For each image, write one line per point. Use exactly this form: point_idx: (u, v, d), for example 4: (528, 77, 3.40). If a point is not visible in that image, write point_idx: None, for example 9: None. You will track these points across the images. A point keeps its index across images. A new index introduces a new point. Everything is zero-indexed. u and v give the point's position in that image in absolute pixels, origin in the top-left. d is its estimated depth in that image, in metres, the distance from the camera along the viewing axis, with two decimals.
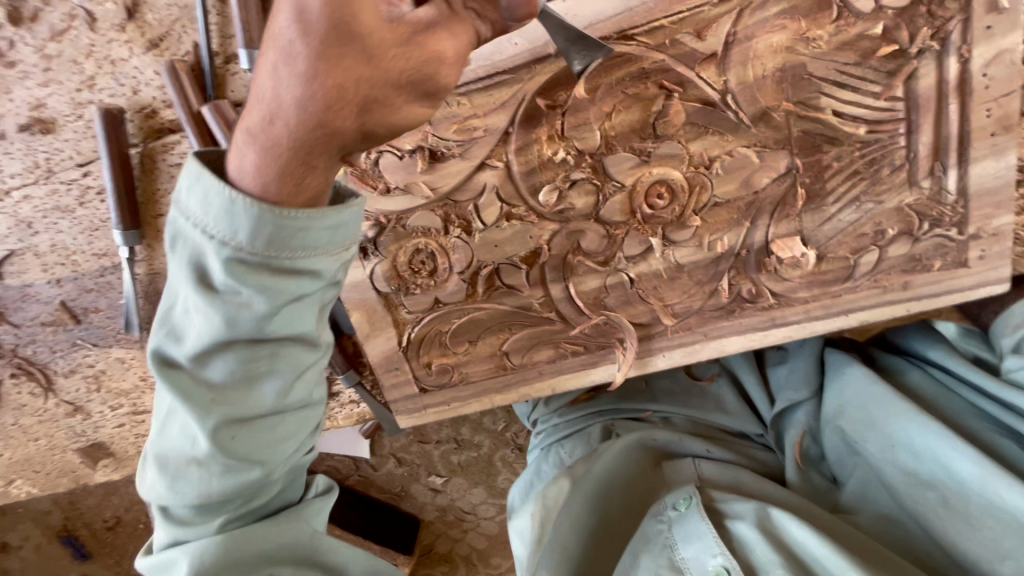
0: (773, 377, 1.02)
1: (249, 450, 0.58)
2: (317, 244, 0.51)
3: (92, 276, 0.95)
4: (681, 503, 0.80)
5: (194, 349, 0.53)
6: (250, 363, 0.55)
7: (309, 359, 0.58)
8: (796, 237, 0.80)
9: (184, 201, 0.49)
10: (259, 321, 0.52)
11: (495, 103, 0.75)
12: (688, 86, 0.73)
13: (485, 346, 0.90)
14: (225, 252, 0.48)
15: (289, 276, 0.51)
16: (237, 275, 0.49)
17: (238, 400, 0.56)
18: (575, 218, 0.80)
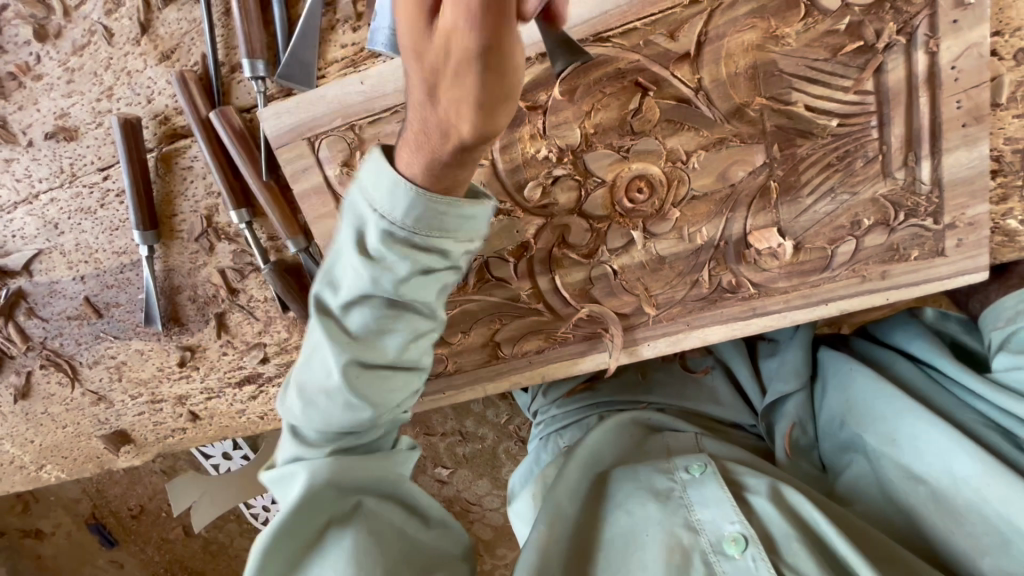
0: (765, 369, 1.05)
1: (374, 394, 0.72)
2: (450, 231, 0.64)
3: (113, 273, 1.02)
4: (695, 467, 0.82)
5: (347, 303, 0.70)
6: (382, 319, 0.70)
7: (426, 325, 0.72)
8: (773, 229, 0.82)
9: (364, 182, 0.63)
10: (398, 288, 0.67)
11: None
12: (663, 84, 0.76)
13: (477, 336, 0.94)
14: (386, 229, 0.64)
15: (423, 252, 0.65)
16: (390, 249, 0.64)
17: (374, 348, 0.71)
18: (559, 213, 0.84)
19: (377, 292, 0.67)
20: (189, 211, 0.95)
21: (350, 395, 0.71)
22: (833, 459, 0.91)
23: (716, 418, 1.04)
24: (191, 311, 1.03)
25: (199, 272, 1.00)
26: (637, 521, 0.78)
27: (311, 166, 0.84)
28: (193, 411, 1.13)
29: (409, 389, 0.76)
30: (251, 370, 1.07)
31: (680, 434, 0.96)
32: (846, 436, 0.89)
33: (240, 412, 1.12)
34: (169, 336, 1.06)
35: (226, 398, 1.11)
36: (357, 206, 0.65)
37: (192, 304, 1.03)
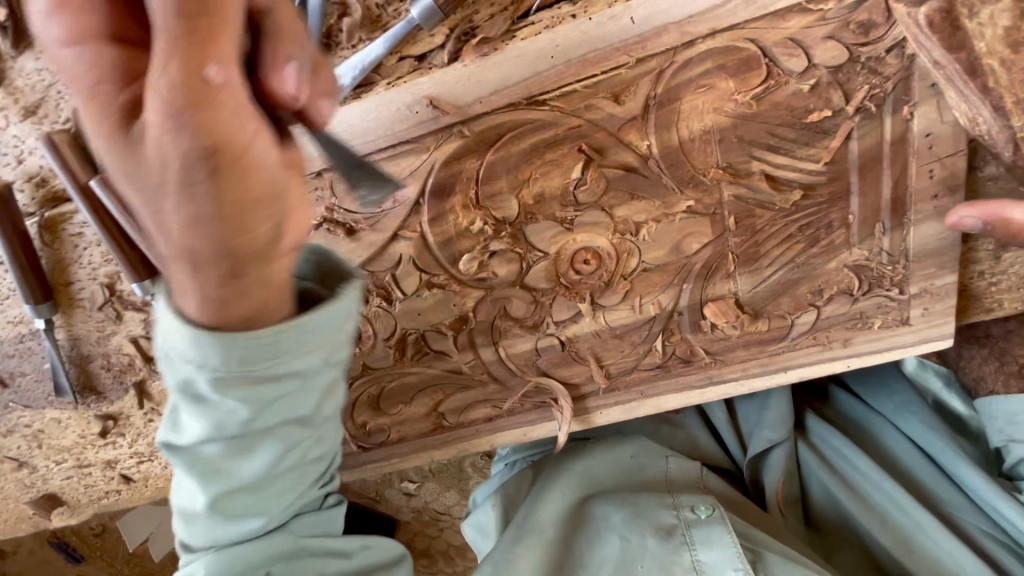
0: (744, 416, 1.05)
1: (265, 483, 0.71)
2: (271, 362, 0.57)
3: (12, 342, 0.92)
4: (701, 508, 0.88)
5: (220, 428, 0.63)
6: (234, 446, 0.66)
7: (300, 435, 0.69)
8: (731, 299, 0.76)
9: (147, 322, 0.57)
10: (256, 411, 0.62)
11: (402, 173, 0.69)
12: (608, 151, 0.67)
13: (419, 406, 0.88)
14: (206, 375, 0.56)
15: (263, 385, 0.59)
16: (222, 392, 0.58)
17: (247, 459, 0.67)
18: (499, 285, 0.76)
19: (246, 418, 0.62)
20: (87, 278, 0.85)
21: (235, 496, 0.70)
22: (819, 515, 0.97)
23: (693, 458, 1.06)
24: (106, 378, 0.94)
25: (108, 341, 0.90)
26: (633, 548, 0.86)
27: None
28: (126, 473, 1.06)
29: (305, 471, 0.75)
30: None
31: (684, 462, 1.01)
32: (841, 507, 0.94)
33: (175, 474, 1.05)
34: (86, 404, 0.97)
35: (159, 462, 1.04)
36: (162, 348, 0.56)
37: (106, 371, 0.93)
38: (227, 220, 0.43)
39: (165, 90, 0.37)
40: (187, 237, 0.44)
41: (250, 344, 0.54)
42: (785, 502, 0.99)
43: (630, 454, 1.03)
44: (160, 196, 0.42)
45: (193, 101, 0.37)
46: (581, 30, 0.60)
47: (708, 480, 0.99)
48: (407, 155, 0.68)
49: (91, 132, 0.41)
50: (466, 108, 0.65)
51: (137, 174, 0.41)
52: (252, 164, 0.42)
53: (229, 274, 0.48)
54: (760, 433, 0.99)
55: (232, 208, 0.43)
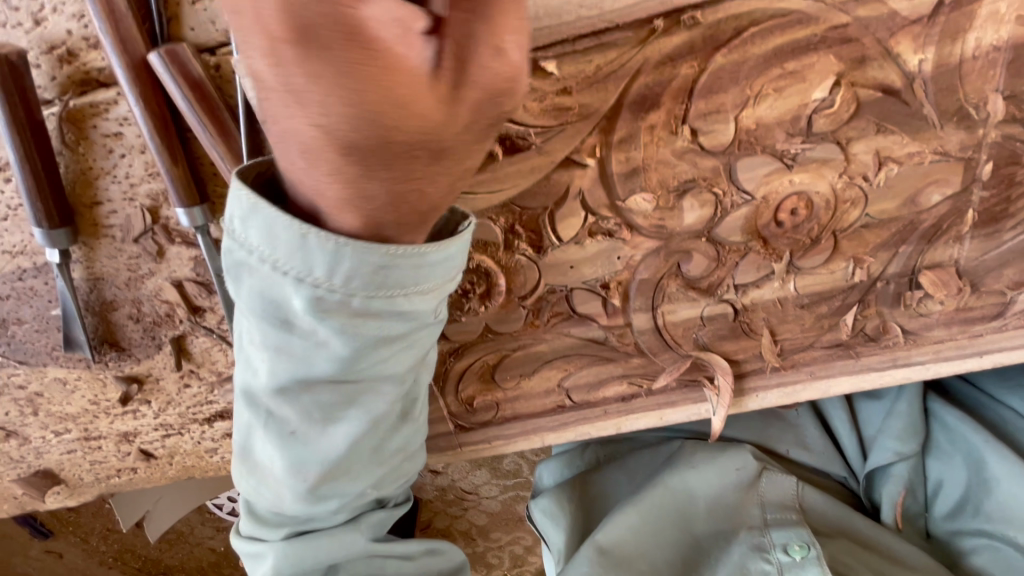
0: (866, 419, 0.93)
1: (347, 466, 0.56)
2: (376, 284, 0.45)
3: (8, 281, 0.70)
4: (795, 549, 0.80)
5: (289, 385, 0.50)
6: (323, 401, 0.51)
7: (384, 403, 0.53)
8: (950, 269, 0.63)
9: (240, 234, 0.45)
10: (350, 359, 0.48)
11: (594, 75, 0.52)
12: (869, 65, 0.51)
13: (540, 381, 0.72)
14: (308, 290, 0.44)
15: (362, 318, 0.46)
16: (319, 315, 0.45)
17: (319, 425, 0.52)
18: (680, 236, 0.61)
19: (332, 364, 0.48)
20: (120, 197, 0.64)
21: (309, 480, 0.55)
22: (947, 527, 0.85)
23: (803, 466, 0.95)
24: (136, 333, 0.74)
25: (142, 284, 0.70)
26: None
27: None
28: (146, 449, 0.87)
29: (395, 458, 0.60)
30: (225, 405, 0.82)
31: (778, 478, 0.90)
32: (976, 515, 0.82)
33: (210, 451, 0.87)
34: (103, 363, 0.76)
35: (191, 436, 0.85)
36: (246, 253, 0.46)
37: (135, 323, 0.73)
38: (412, 180, 0.41)
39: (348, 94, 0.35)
40: (342, 195, 0.41)
41: (376, 258, 0.43)
42: (903, 518, 0.88)
43: (734, 467, 0.89)
44: (336, 138, 0.37)
45: (371, 73, 0.35)
46: None
47: (806, 496, 0.88)
48: (607, 50, 0.50)
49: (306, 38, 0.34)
50: None
51: (381, 93, 0.36)
52: (480, 90, 0.37)
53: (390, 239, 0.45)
54: (885, 443, 0.87)
55: (390, 155, 0.38)
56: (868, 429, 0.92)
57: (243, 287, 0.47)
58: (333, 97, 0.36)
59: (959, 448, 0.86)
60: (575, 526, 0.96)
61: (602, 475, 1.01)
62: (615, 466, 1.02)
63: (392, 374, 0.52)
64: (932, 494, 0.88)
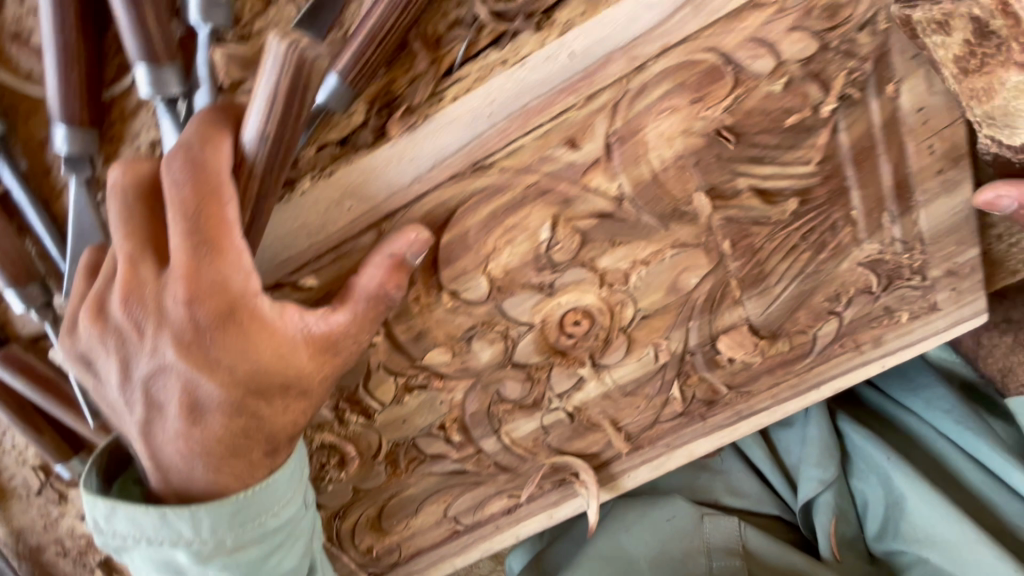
0: (787, 448, 0.98)
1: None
2: (240, 523, 0.57)
3: None
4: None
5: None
6: None
7: None
8: (744, 327, 0.68)
9: (110, 528, 0.57)
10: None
11: (344, 278, 0.59)
12: (575, 203, 0.58)
13: (427, 515, 0.77)
14: (187, 550, 0.57)
15: (239, 549, 0.58)
16: (203, 563, 0.57)
17: None
18: (487, 371, 0.67)
19: None
20: (13, 463, 0.73)
21: None
22: (880, 551, 0.87)
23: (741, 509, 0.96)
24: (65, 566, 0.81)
25: (58, 525, 0.78)
26: None
27: None
28: None
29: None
30: None
31: (719, 521, 0.91)
32: (898, 536, 0.85)
33: None
34: None
35: None
36: (126, 539, 0.57)
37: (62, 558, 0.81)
38: (250, 417, 0.55)
39: (222, 339, 0.52)
40: (185, 424, 0.54)
41: (229, 506, 0.56)
42: (840, 544, 0.88)
43: (666, 518, 0.92)
44: (211, 381, 0.53)
45: (239, 321, 0.52)
46: (515, 78, 0.52)
47: (748, 535, 0.90)
48: (348, 257, 0.58)
49: (197, 314, 0.51)
50: (405, 192, 0.56)
51: (244, 344, 0.52)
52: (312, 347, 0.54)
53: (230, 461, 0.56)
54: (809, 472, 0.90)
55: (248, 389, 0.54)
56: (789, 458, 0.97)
57: (138, 561, 0.59)
58: (213, 345, 0.52)
59: (872, 466, 0.90)
60: None
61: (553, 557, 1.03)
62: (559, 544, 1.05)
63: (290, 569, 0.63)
64: (861, 516, 0.90)
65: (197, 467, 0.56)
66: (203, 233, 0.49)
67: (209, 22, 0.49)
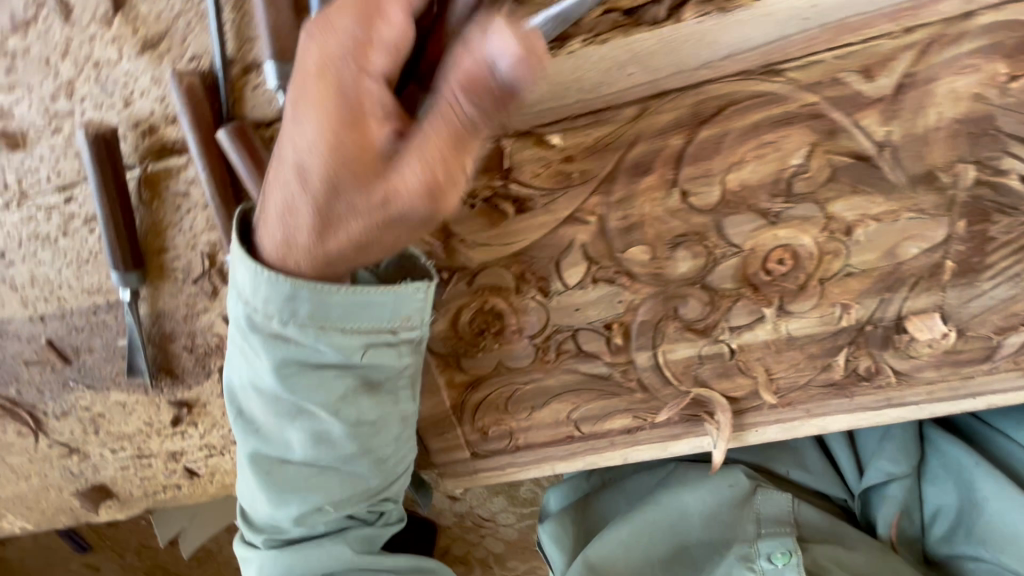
0: (863, 444, 0.92)
1: (296, 476, 0.68)
2: (302, 322, 0.59)
3: (82, 314, 0.80)
4: (777, 557, 0.83)
5: (254, 400, 0.65)
6: (278, 410, 0.65)
7: (326, 418, 0.65)
8: (935, 314, 0.67)
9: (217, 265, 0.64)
10: (287, 380, 0.62)
11: (592, 146, 0.59)
12: (839, 135, 0.57)
13: (550, 413, 0.78)
14: (246, 312, 0.60)
15: (287, 340, 0.60)
16: (254, 330, 0.60)
17: (275, 430, 0.67)
18: (676, 283, 0.67)
19: (272, 372, 0.62)
20: (184, 245, 0.74)
21: (268, 480, 0.69)
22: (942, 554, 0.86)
23: (803, 486, 0.95)
24: (189, 362, 0.83)
25: (198, 318, 0.79)
26: None
27: None
28: (191, 467, 0.95)
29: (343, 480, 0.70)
30: None
31: (775, 494, 0.90)
32: (965, 537, 0.83)
33: None
34: (160, 388, 0.86)
35: (231, 457, 0.92)
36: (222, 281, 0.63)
37: (189, 354, 0.83)
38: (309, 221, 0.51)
39: (316, 115, 0.46)
40: (274, 191, 0.52)
41: (287, 294, 0.57)
42: (899, 540, 0.88)
43: (726, 482, 0.90)
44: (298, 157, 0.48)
45: (344, 117, 0.45)
46: None
47: (800, 513, 0.89)
48: (603, 125, 0.58)
49: (313, 83, 0.46)
50: (691, 75, 0.55)
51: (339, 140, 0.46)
52: (385, 198, 0.46)
53: (289, 254, 0.54)
54: (879, 465, 0.88)
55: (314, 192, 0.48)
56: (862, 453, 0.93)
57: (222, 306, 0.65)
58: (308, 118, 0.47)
59: (946, 468, 0.87)
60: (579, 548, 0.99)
61: (603, 493, 1.03)
62: (618, 490, 1.03)
63: (326, 395, 0.63)
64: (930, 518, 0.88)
65: (270, 240, 0.55)
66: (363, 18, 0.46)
67: None
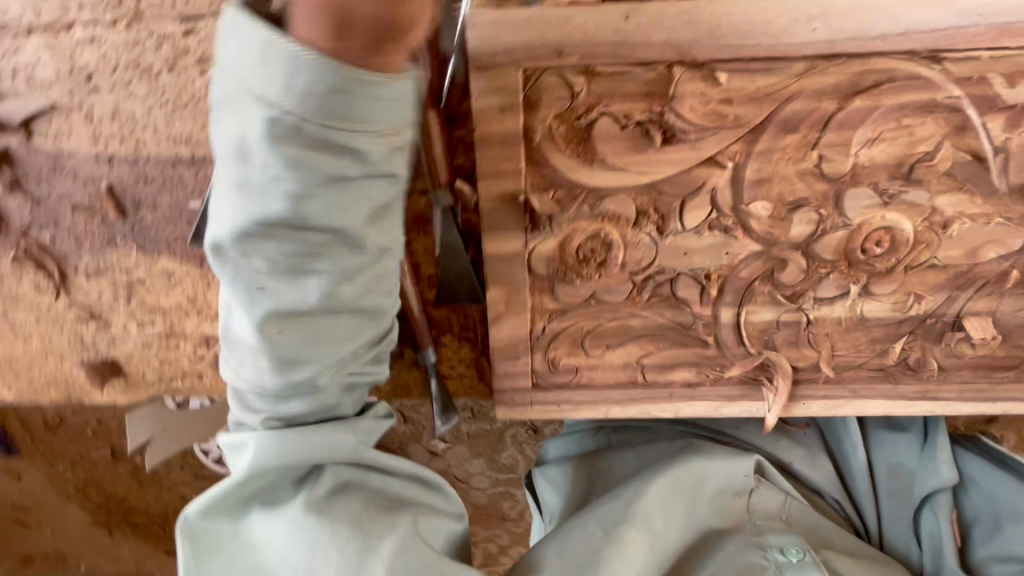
0: (883, 447, 0.95)
1: (311, 329, 0.63)
2: (351, 141, 0.55)
3: (158, 165, 0.74)
4: (791, 552, 0.82)
5: (245, 163, 0.56)
6: (298, 241, 0.58)
7: (355, 257, 0.61)
8: (988, 317, 0.75)
9: (244, 79, 0.53)
10: (300, 194, 0.55)
11: (753, 93, 0.62)
12: (967, 133, 0.64)
13: (621, 354, 0.81)
14: (275, 116, 0.53)
15: (331, 157, 0.54)
16: (276, 139, 0.53)
17: (292, 280, 0.60)
18: (782, 244, 0.71)
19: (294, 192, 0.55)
20: None
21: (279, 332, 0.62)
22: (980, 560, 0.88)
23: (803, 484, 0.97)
24: None
25: None
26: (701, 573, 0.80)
27: (512, 107, 0.63)
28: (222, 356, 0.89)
29: (272, 335, 0.62)
30: None
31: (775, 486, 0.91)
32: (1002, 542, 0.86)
33: None
34: None
35: None
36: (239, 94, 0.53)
37: None
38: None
39: None
40: None
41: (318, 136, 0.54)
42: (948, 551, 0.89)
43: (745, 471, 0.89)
44: None
45: None
46: None
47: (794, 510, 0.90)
48: (771, 75, 0.62)
49: None
50: (865, 44, 0.59)
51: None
52: None
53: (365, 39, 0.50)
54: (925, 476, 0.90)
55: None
56: (886, 459, 0.95)
57: (238, 119, 0.55)
58: None
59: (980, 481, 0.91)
60: (572, 496, 0.96)
61: (609, 453, 0.98)
62: (620, 451, 0.98)
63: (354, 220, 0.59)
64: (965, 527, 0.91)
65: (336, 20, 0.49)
66: None
67: None
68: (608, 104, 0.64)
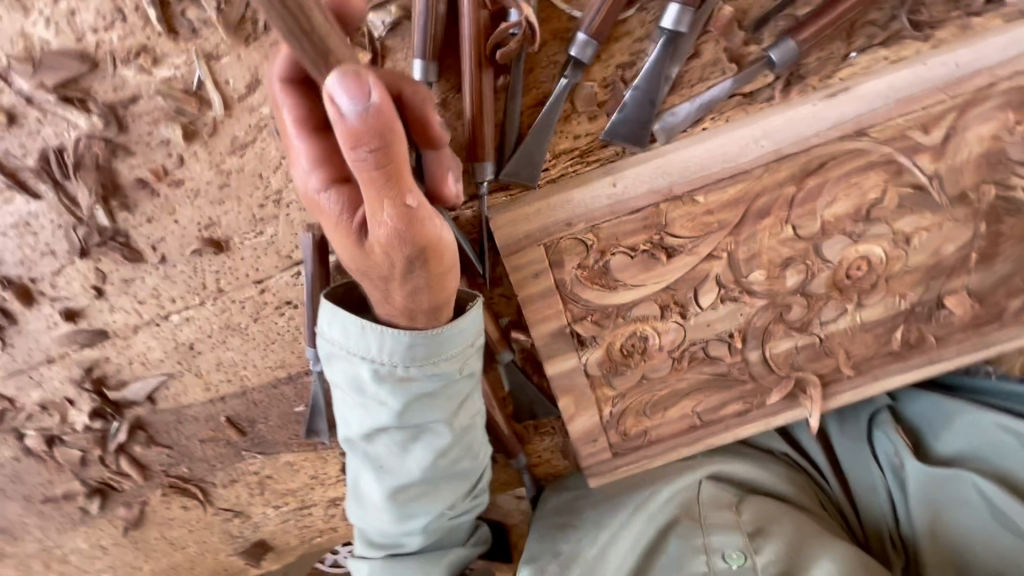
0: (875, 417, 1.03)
1: (417, 499, 0.79)
2: (429, 374, 0.67)
3: (263, 389, 0.88)
4: (731, 556, 0.90)
5: (361, 392, 0.69)
6: (402, 438, 0.73)
7: (444, 438, 0.74)
8: (963, 291, 0.90)
9: (330, 335, 0.67)
10: (400, 409, 0.69)
11: (727, 200, 0.76)
12: (903, 173, 0.78)
13: (679, 410, 0.95)
14: (371, 366, 0.66)
15: (420, 380, 0.68)
16: (379, 380, 0.67)
17: (400, 462, 0.75)
18: (783, 293, 0.85)
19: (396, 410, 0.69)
20: None
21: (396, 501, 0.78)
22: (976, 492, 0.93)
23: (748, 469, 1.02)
24: None
25: None
26: None
27: (543, 269, 0.77)
28: None
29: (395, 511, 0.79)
30: None
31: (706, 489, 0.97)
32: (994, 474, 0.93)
33: None
34: (330, 444, 0.95)
35: None
36: (335, 350, 0.67)
37: None
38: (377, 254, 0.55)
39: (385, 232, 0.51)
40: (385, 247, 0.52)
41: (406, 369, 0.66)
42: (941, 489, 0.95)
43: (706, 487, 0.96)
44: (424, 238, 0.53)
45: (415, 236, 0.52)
46: (916, 73, 0.71)
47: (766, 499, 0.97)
48: (738, 183, 0.75)
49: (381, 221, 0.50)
50: (804, 142, 0.73)
51: (402, 218, 0.49)
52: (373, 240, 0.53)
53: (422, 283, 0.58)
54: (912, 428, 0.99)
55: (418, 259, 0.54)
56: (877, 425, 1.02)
57: (338, 368, 0.68)
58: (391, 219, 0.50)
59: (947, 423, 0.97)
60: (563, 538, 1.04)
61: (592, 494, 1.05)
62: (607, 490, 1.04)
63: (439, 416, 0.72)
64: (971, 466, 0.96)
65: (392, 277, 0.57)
66: (384, 165, 0.45)
67: (676, 27, 0.66)
68: (614, 242, 0.77)
